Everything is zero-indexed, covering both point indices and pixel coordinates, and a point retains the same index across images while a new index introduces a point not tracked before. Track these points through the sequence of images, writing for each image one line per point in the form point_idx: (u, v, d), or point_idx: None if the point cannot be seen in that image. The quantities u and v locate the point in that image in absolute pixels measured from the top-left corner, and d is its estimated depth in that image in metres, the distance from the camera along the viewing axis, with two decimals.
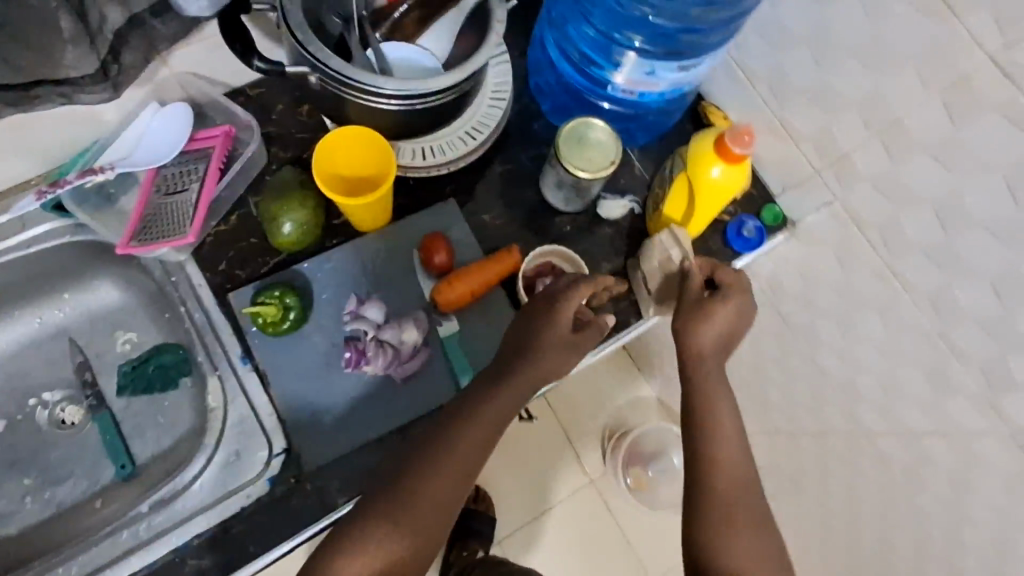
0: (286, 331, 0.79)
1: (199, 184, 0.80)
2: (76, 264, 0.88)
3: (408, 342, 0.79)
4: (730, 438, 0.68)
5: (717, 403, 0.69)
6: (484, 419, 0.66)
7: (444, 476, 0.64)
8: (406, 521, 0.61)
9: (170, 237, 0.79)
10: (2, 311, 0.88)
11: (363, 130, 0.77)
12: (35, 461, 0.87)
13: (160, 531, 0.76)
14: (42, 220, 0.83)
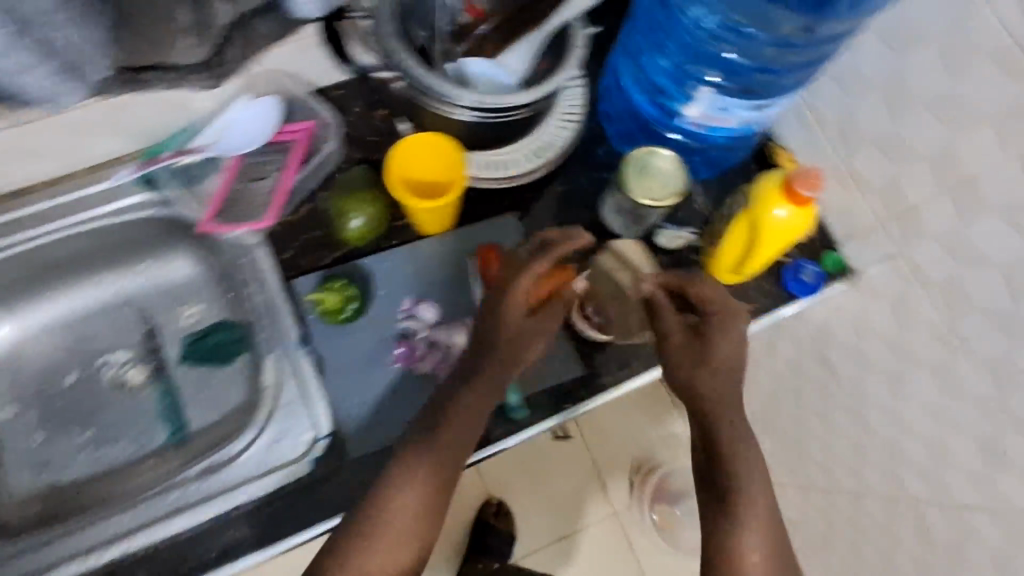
0: (344, 321, 0.83)
1: (277, 174, 0.88)
2: (155, 236, 0.92)
3: (457, 345, 0.82)
4: (749, 460, 0.67)
5: (732, 421, 0.69)
6: (455, 427, 0.69)
7: (419, 489, 0.66)
8: (393, 543, 0.65)
9: (247, 220, 0.87)
10: (79, 274, 0.93)
11: (435, 136, 0.80)
12: (92, 418, 0.91)
13: (205, 497, 0.78)
14: (127, 196, 0.88)
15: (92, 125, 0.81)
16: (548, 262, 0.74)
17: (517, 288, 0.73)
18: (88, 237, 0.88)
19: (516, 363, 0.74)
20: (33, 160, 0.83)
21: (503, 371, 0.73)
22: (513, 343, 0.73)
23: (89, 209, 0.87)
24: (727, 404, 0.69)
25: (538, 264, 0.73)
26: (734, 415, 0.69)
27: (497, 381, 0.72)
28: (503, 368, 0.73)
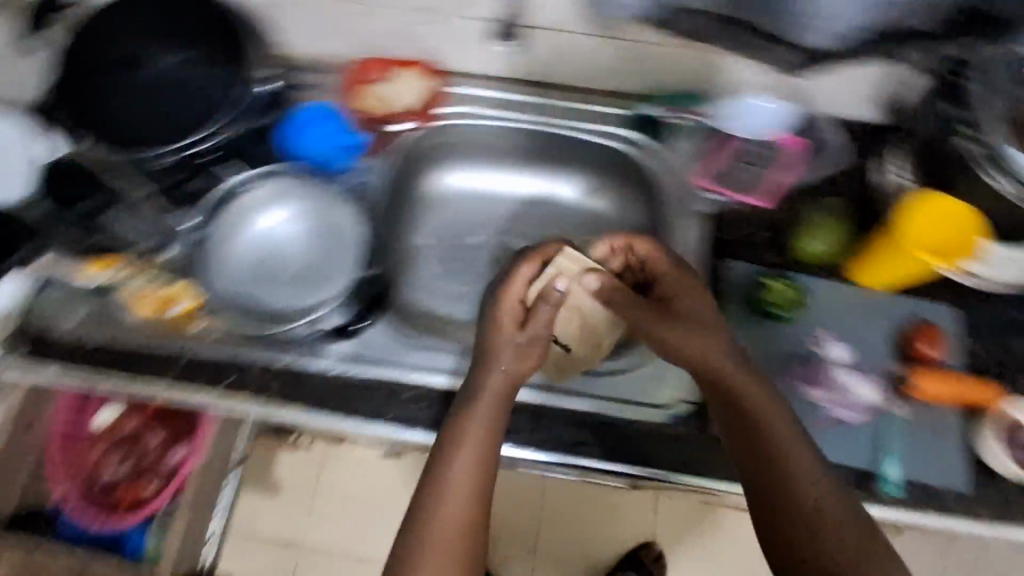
0: (777, 317, 0.82)
1: (770, 169, 0.89)
2: (605, 164, 0.95)
3: (864, 395, 0.79)
4: (775, 424, 0.66)
5: (790, 439, 0.65)
6: (475, 431, 0.67)
7: (461, 493, 0.64)
8: (456, 540, 0.62)
9: (739, 194, 0.88)
10: (517, 158, 0.98)
11: (972, 218, 0.80)
12: (471, 275, 0.96)
13: (571, 390, 0.81)
14: (609, 121, 0.93)
15: (637, 60, 0.86)
16: (536, 266, 0.78)
17: (509, 288, 0.76)
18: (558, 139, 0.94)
19: (512, 360, 0.72)
20: (566, 66, 0.89)
21: (520, 359, 0.72)
22: (491, 360, 0.72)
23: (575, 120, 0.93)
24: (729, 372, 0.69)
25: (522, 267, 0.77)
26: (748, 380, 0.68)
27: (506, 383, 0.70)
28: (513, 375, 0.71)
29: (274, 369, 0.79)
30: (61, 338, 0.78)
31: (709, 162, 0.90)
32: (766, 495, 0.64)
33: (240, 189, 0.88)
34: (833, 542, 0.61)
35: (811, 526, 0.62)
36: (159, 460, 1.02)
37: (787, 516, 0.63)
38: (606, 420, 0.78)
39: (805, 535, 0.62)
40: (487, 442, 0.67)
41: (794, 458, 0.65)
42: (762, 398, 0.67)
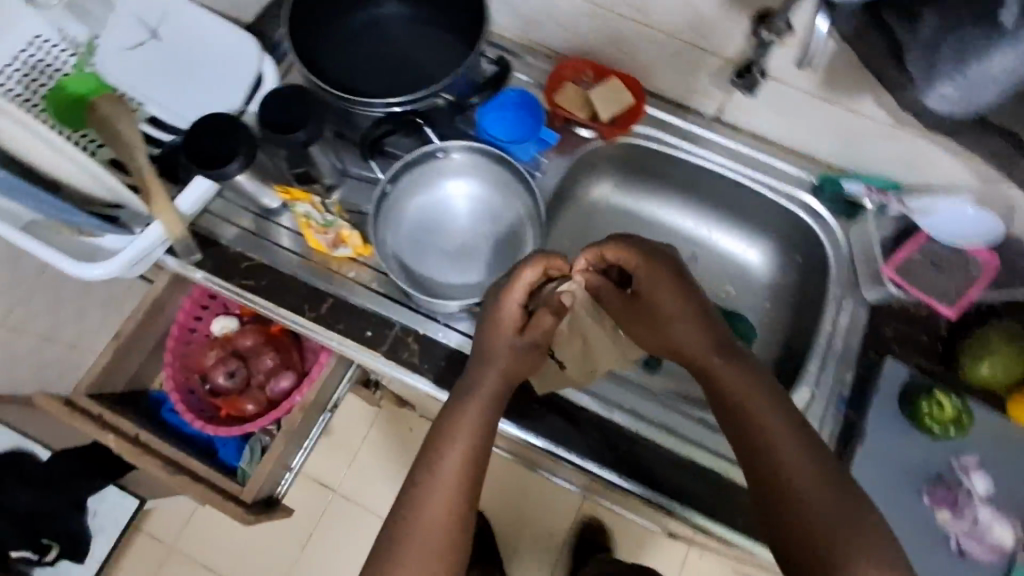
0: (934, 434, 0.79)
1: (959, 278, 0.85)
2: (766, 226, 0.98)
3: (995, 536, 0.77)
4: (765, 412, 0.61)
5: (770, 417, 0.60)
6: (462, 425, 0.66)
7: (451, 482, 0.62)
8: (439, 540, 0.59)
9: (925, 293, 0.85)
10: (683, 201, 1.02)
11: None
12: None
13: (689, 439, 0.83)
14: (788, 184, 0.93)
15: (848, 132, 0.85)
16: (539, 272, 0.76)
17: (503, 304, 0.76)
18: (730, 189, 0.96)
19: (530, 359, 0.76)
20: (770, 116, 0.89)
21: (528, 362, 0.76)
22: (498, 355, 0.74)
23: (755, 172, 0.93)
24: (720, 370, 0.66)
25: (525, 272, 0.76)
26: (739, 366, 0.65)
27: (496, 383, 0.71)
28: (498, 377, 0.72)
29: (411, 338, 0.83)
30: (232, 249, 0.87)
31: (900, 252, 0.87)
32: (758, 483, 0.58)
33: (438, 155, 0.88)
34: (833, 519, 0.53)
35: (807, 503, 0.55)
36: (265, 384, 1.05)
37: (776, 495, 0.56)
38: (710, 471, 0.82)
39: (804, 520, 0.54)
40: (471, 445, 0.65)
41: (777, 433, 0.59)
42: (742, 381, 0.64)
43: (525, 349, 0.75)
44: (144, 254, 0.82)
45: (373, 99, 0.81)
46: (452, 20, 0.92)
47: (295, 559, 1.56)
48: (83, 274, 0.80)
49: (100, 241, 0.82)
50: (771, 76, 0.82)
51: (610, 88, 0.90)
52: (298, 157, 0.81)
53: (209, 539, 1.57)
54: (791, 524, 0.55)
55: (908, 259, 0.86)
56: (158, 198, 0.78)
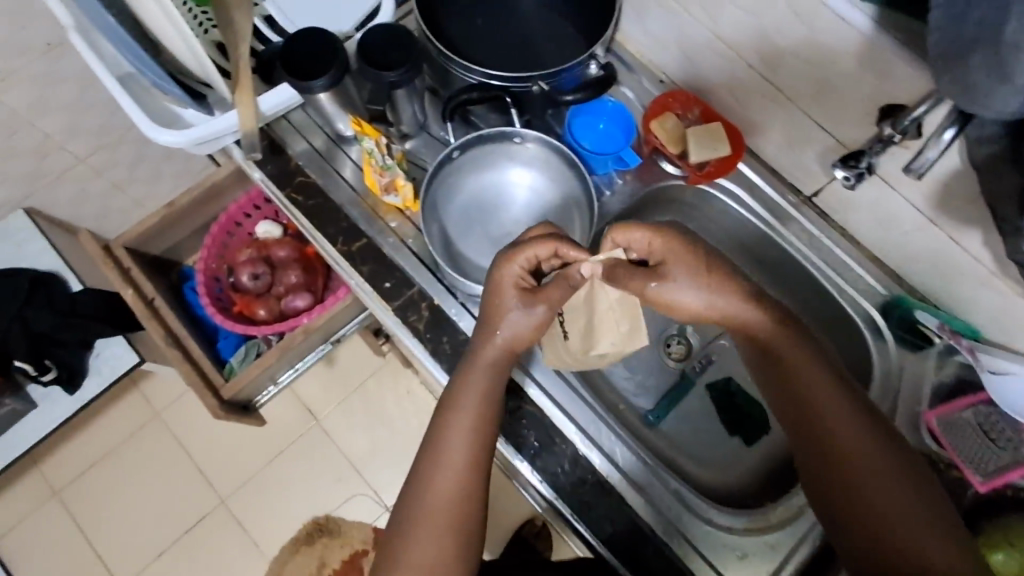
0: None
1: (1009, 459, 0.74)
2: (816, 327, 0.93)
3: None
4: (813, 381, 0.66)
5: (822, 393, 0.65)
6: (466, 404, 0.71)
7: (455, 462, 0.69)
8: (452, 520, 0.67)
9: (963, 459, 0.76)
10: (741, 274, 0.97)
11: None
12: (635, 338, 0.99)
13: (655, 508, 0.79)
14: (857, 291, 0.86)
15: (946, 261, 0.79)
16: (548, 251, 0.71)
17: (503, 271, 0.72)
18: (794, 274, 0.91)
19: (535, 331, 0.73)
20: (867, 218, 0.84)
21: (537, 329, 0.73)
22: (510, 323, 0.72)
23: (823, 263, 0.88)
24: (773, 332, 0.67)
25: (535, 246, 0.71)
26: (786, 334, 0.67)
27: (488, 377, 0.73)
28: (500, 346, 0.73)
29: (424, 305, 0.83)
30: (294, 160, 0.89)
31: (953, 403, 0.78)
32: (816, 469, 0.64)
33: (515, 139, 0.86)
34: (898, 519, 0.60)
35: (869, 503, 0.61)
36: (282, 297, 1.07)
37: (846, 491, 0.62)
38: (662, 543, 0.78)
39: (870, 517, 0.61)
40: (473, 425, 0.71)
41: (832, 418, 0.64)
42: (799, 349, 0.67)
43: (534, 315, 0.72)
44: (214, 137, 0.85)
45: (473, 67, 0.81)
46: (582, 18, 0.91)
47: (260, 467, 1.62)
48: (162, 138, 0.83)
49: (182, 112, 0.88)
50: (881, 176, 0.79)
51: (710, 132, 0.86)
52: (381, 97, 0.80)
53: (193, 418, 1.65)
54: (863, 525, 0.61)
55: (958, 415, 0.77)
56: (243, 90, 0.80)
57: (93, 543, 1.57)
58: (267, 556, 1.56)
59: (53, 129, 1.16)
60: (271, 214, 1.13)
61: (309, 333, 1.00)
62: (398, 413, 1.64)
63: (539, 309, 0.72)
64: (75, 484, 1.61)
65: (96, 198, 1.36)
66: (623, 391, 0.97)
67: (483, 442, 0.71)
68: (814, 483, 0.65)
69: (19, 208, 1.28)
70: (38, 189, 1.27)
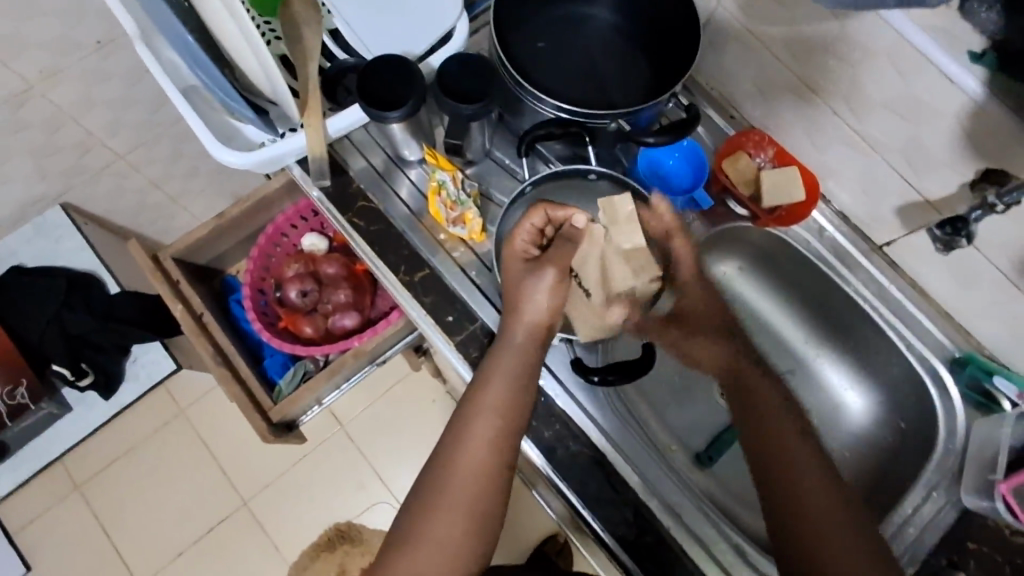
0: None
1: None
2: (877, 376, 0.91)
3: None
4: (766, 395, 0.73)
5: (775, 410, 0.72)
6: (494, 389, 0.70)
7: (479, 449, 0.69)
8: (469, 502, 0.67)
9: None
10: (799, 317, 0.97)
11: None
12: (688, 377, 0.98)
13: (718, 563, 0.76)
14: (923, 346, 0.84)
15: None
16: (542, 220, 0.74)
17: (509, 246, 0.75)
18: (859, 323, 0.88)
19: (545, 293, 0.72)
20: None
21: (552, 297, 0.72)
22: (526, 297, 0.72)
23: (894, 319, 0.84)
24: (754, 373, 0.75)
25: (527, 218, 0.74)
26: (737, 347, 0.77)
27: (517, 365, 0.71)
28: (523, 333, 0.72)
29: (487, 341, 0.80)
30: (354, 180, 0.87)
31: None
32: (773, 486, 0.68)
33: (590, 176, 0.82)
34: (847, 545, 0.64)
35: (813, 516, 0.65)
36: (329, 316, 1.06)
37: (784, 490, 0.67)
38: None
39: (810, 526, 0.65)
40: (500, 413, 0.69)
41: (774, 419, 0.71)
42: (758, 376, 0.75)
43: (541, 272, 0.73)
44: (276, 159, 0.83)
45: (546, 99, 0.77)
46: (659, 49, 0.87)
47: (283, 471, 1.60)
48: (222, 157, 0.81)
49: (243, 127, 0.84)
50: (973, 241, 0.82)
51: (786, 178, 0.83)
52: (457, 129, 0.78)
53: (217, 416, 1.64)
54: (799, 528, 0.65)
55: None
56: (312, 111, 0.79)
57: (113, 539, 1.56)
58: (288, 560, 1.55)
59: (95, 125, 1.09)
60: (317, 225, 1.11)
61: (358, 356, 0.99)
62: (423, 423, 1.63)
63: (545, 268, 0.73)
64: (97, 480, 1.60)
65: (131, 197, 1.30)
66: (675, 431, 0.95)
67: (507, 436, 0.69)
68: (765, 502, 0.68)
69: (57, 203, 1.25)
70: (75, 185, 1.21)
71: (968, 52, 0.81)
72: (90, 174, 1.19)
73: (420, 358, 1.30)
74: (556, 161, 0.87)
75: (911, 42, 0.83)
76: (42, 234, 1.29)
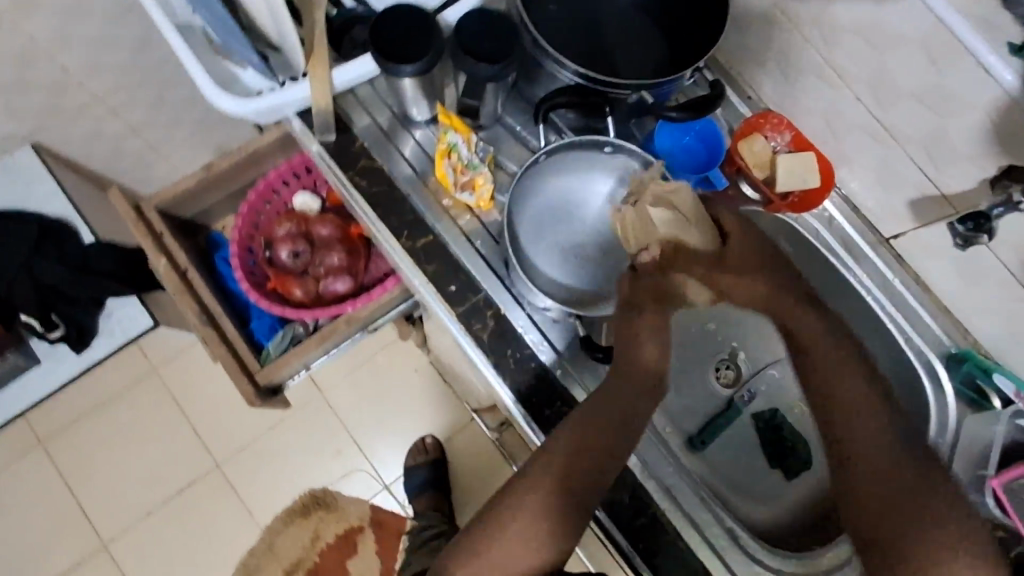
0: None
1: None
2: None
3: None
4: (829, 354, 0.62)
5: (833, 365, 0.62)
6: (583, 433, 0.64)
7: (555, 494, 0.62)
8: (529, 547, 0.60)
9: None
10: None
11: None
12: (684, 359, 0.97)
13: (712, 546, 0.76)
14: (924, 341, 0.84)
15: None
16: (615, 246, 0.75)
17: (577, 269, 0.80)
18: None
19: (647, 342, 0.67)
20: None
21: (657, 346, 0.66)
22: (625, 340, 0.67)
23: (897, 312, 0.84)
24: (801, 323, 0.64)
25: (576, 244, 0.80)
26: (775, 281, 0.66)
27: (599, 432, 0.64)
28: (608, 409, 0.65)
29: (490, 313, 0.78)
30: (357, 138, 0.82)
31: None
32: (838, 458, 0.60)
33: (606, 149, 0.79)
34: (938, 526, 0.54)
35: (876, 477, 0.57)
36: (320, 279, 1.03)
37: (849, 492, 0.58)
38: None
39: (888, 515, 0.56)
40: (586, 461, 0.63)
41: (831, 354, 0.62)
42: (820, 327, 0.64)
43: (635, 322, 0.67)
44: (275, 110, 0.79)
45: (566, 62, 0.73)
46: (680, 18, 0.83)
47: (258, 435, 1.57)
48: (217, 101, 0.77)
49: (241, 74, 0.79)
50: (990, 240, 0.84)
51: (802, 164, 0.82)
52: (472, 89, 0.74)
53: (192, 376, 1.59)
54: (882, 534, 0.56)
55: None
56: (318, 63, 0.76)
57: (78, 498, 1.51)
58: (261, 524, 1.52)
59: (73, 63, 1.00)
60: (310, 184, 1.07)
61: (352, 323, 0.96)
62: (405, 392, 1.61)
63: (633, 319, 0.67)
64: (63, 436, 1.54)
65: (108, 141, 1.22)
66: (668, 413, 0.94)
67: (572, 513, 0.61)
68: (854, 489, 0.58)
69: (28, 143, 1.16)
70: (48, 126, 1.13)
71: (1008, 44, 0.82)
72: (66, 114, 1.11)
73: (410, 328, 1.27)
74: (569, 131, 0.83)
75: (946, 26, 0.84)
76: None
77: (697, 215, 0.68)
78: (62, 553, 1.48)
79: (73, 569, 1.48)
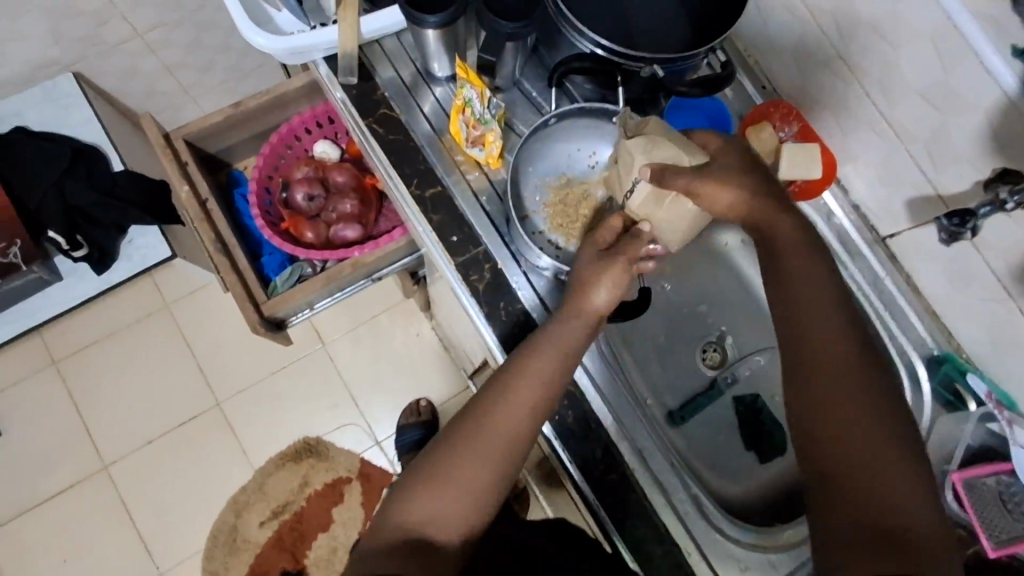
0: None
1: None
2: None
3: None
4: (812, 290, 0.62)
5: (814, 298, 0.62)
6: (530, 365, 0.69)
7: (503, 419, 0.66)
8: (473, 467, 0.64)
9: (985, 525, 0.72)
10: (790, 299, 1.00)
11: None
12: (675, 339, 1.00)
13: (677, 510, 0.79)
14: (907, 340, 0.86)
15: (1003, 330, 0.79)
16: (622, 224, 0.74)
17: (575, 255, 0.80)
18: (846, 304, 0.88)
19: (606, 287, 0.70)
20: (938, 271, 0.83)
21: (612, 291, 0.70)
22: (590, 284, 0.71)
23: (885, 310, 0.87)
24: (782, 232, 0.66)
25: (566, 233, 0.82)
26: (752, 183, 0.67)
27: (543, 376, 0.68)
28: (559, 351, 0.70)
29: (487, 267, 0.81)
30: (380, 87, 0.86)
31: (988, 466, 0.75)
32: (807, 394, 0.59)
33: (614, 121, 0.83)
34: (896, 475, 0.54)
35: (848, 421, 0.56)
36: (332, 224, 1.07)
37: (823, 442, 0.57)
38: (675, 546, 0.78)
39: (851, 461, 0.55)
40: (535, 392, 0.68)
41: (804, 277, 0.63)
42: (804, 253, 0.64)
43: (608, 268, 0.70)
44: (305, 51, 0.83)
45: (586, 31, 0.76)
46: None
47: (260, 378, 1.62)
48: (254, 39, 0.81)
49: (276, 15, 0.84)
50: None
51: (806, 153, 0.81)
52: (492, 47, 0.78)
53: (202, 315, 1.65)
54: (849, 484, 0.55)
55: (989, 478, 0.74)
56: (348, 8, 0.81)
57: (85, 419, 1.58)
58: (254, 465, 1.58)
59: None
60: (331, 134, 1.12)
61: (358, 267, 1.01)
62: (405, 355, 1.65)
63: (606, 264, 0.71)
64: (75, 359, 1.61)
65: (145, 77, 1.27)
66: (653, 387, 0.97)
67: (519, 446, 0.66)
68: (821, 427, 0.57)
69: (71, 70, 1.22)
70: (91, 55, 1.18)
71: None
72: (110, 45, 1.16)
73: (415, 288, 1.31)
74: (581, 100, 0.86)
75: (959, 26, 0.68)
76: (51, 101, 1.26)
77: (687, 144, 0.70)
78: (64, 469, 1.55)
79: (74, 485, 1.55)
